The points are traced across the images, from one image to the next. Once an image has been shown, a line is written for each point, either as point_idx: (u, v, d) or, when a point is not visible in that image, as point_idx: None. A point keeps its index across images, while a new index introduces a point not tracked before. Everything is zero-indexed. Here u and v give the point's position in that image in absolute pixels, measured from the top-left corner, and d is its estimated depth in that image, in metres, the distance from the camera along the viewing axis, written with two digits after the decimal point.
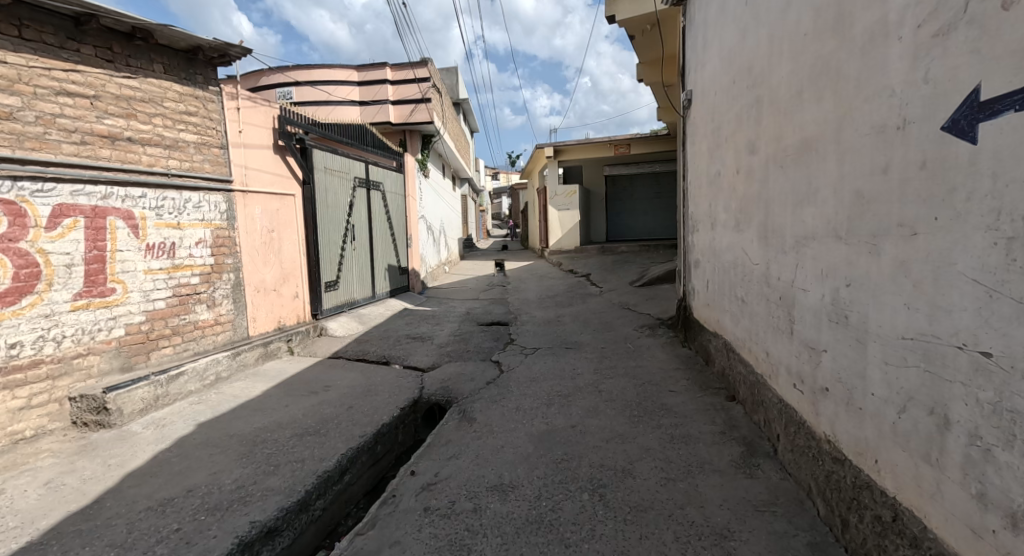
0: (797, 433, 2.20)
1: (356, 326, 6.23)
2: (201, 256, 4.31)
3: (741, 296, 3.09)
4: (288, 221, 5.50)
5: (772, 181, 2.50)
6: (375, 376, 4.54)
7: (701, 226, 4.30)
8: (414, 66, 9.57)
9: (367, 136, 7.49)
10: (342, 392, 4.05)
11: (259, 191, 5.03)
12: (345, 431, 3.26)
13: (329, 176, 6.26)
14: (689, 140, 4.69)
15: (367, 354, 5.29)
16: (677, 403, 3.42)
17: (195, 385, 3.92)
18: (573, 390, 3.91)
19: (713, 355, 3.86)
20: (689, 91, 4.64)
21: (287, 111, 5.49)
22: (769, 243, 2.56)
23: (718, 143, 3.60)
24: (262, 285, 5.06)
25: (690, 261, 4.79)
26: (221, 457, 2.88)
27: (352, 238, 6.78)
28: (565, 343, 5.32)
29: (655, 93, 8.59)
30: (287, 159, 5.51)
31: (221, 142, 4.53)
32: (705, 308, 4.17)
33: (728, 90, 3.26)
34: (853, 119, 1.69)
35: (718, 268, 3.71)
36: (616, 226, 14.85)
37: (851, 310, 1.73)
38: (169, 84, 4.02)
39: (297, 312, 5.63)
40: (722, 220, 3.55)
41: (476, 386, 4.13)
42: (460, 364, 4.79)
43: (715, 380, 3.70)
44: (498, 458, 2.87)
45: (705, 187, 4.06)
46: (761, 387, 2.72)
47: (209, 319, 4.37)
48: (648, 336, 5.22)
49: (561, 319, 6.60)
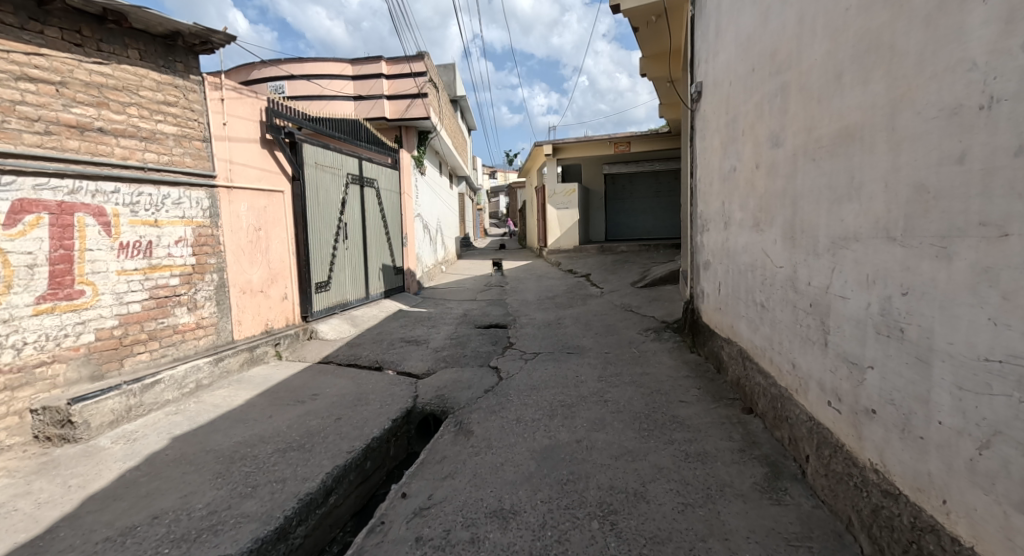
0: (832, 457, 1.97)
1: (347, 328, 5.98)
2: (181, 256, 4.05)
3: (761, 301, 2.86)
4: (276, 219, 5.25)
5: (801, 177, 2.27)
6: (366, 383, 4.28)
7: (711, 226, 4.07)
8: (411, 60, 9.38)
9: (361, 131, 7.23)
10: (331, 402, 3.79)
11: (244, 187, 4.78)
12: (332, 447, 3.00)
13: (321, 172, 6.01)
14: (699, 135, 4.45)
15: (360, 359, 5.03)
16: (689, 416, 3.18)
17: (173, 394, 3.67)
18: (577, 400, 3.67)
19: (726, 363, 3.63)
20: (697, 83, 4.40)
21: (275, 103, 5.24)
22: (797, 244, 2.33)
23: (733, 138, 3.36)
24: (248, 286, 4.80)
25: (699, 262, 4.56)
26: (195, 477, 2.62)
27: (345, 237, 6.53)
28: (567, 348, 5.08)
29: (658, 88, 8.37)
30: (276, 154, 5.26)
31: (204, 135, 4.27)
32: (716, 312, 3.93)
33: (746, 79, 3.02)
34: (913, 101, 1.46)
35: (732, 270, 3.47)
36: (616, 225, 14.63)
37: (907, 322, 1.51)
38: (146, 72, 3.76)
39: (287, 314, 5.38)
40: (737, 219, 3.32)
41: (473, 395, 3.88)
42: (457, 370, 4.54)
43: (728, 389, 3.47)
44: (497, 478, 2.63)
45: (717, 184, 3.83)
46: (786, 401, 2.50)
47: (190, 323, 4.11)
48: (654, 341, 4.98)
49: (562, 321, 6.35)
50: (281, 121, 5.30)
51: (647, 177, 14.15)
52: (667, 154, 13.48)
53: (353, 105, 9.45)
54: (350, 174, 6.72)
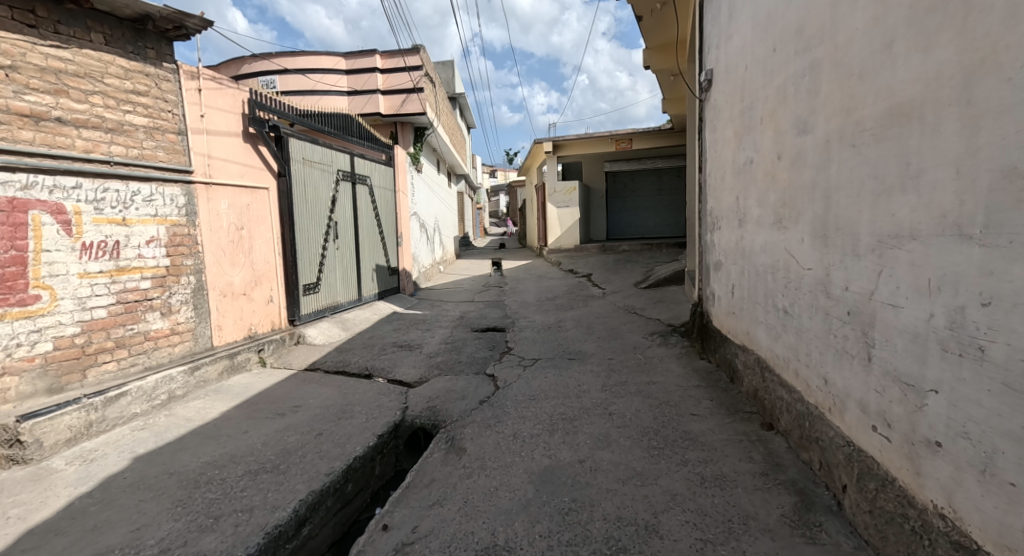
0: (878, 492, 1.70)
1: (338, 333, 5.70)
2: (153, 257, 3.77)
3: (784, 307, 2.57)
4: (260, 218, 4.97)
5: (835, 167, 1.99)
6: (353, 393, 3.99)
7: (724, 223, 3.78)
8: (405, 54, 9.13)
9: (353, 126, 6.94)
10: (313, 414, 3.50)
11: (225, 183, 4.50)
12: (308, 468, 2.72)
13: (310, 168, 5.73)
14: (709, 127, 4.16)
15: (348, 366, 4.75)
16: (702, 432, 2.90)
17: (142, 407, 3.39)
18: (579, 413, 3.38)
19: (740, 372, 3.36)
20: (707, 71, 4.11)
21: (258, 95, 4.96)
22: (830, 243, 2.05)
23: (750, 127, 3.07)
24: (229, 289, 4.53)
25: (709, 263, 4.28)
26: (151, 506, 2.34)
27: (335, 237, 6.25)
28: (568, 354, 4.78)
29: (662, 81, 8.10)
30: (260, 149, 4.99)
31: (179, 127, 4.00)
32: (730, 317, 3.65)
33: (766, 61, 2.74)
34: (998, 66, 1.19)
35: (748, 272, 3.18)
36: (617, 224, 14.36)
37: (987, 340, 1.24)
38: (112, 58, 3.50)
39: (272, 318, 5.10)
40: (754, 215, 3.04)
41: (467, 407, 3.60)
42: (451, 379, 4.25)
43: (744, 402, 3.19)
44: (490, 507, 2.34)
45: (730, 179, 3.54)
46: (815, 420, 2.21)
47: (163, 329, 3.84)
48: (661, 346, 4.69)
49: (563, 324, 6.06)
50: (265, 114, 5.03)
51: (648, 175, 13.86)
52: (670, 151, 13.20)
53: (346, 101, 9.17)
54: (341, 171, 6.44)
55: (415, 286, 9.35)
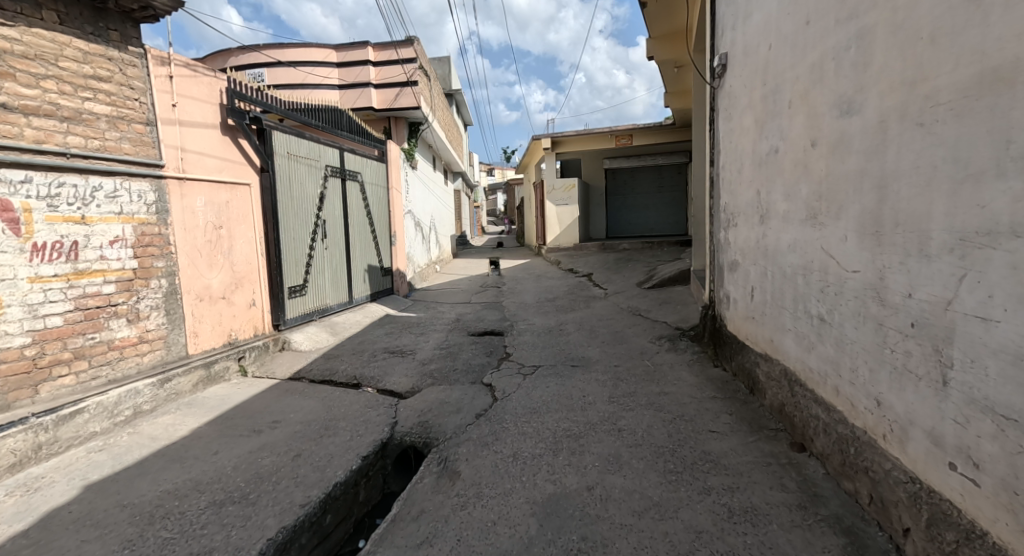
0: (961, 546, 1.40)
1: (326, 338, 5.38)
2: (118, 259, 3.46)
3: (819, 314, 2.27)
4: (240, 216, 4.65)
5: (892, 151, 1.69)
6: (338, 406, 3.67)
7: (741, 219, 3.48)
8: (398, 46, 8.85)
9: (343, 120, 6.61)
10: (291, 432, 3.18)
11: (201, 179, 4.18)
12: (281, 498, 2.40)
13: (295, 164, 5.40)
14: (723, 116, 3.85)
15: (335, 375, 4.43)
16: (724, 453, 2.60)
17: (102, 425, 3.07)
18: (585, 429, 3.08)
19: (762, 383, 3.06)
20: (720, 55, 3.80)
21: (238, 84, 4.64)
22: (885, 242, 1.74)
23: (775, 113, 2.76)
24: (206, 292, 4.21)
25: (723, 263, 3.97)
26: (94, 548, 2.03)
27: (324, 236, 5.93)
28: (571, 360, 4.47)
29: (665, 73, 7.81)
30: (240, 142, 4.67)
31: (146, 117, 3.69)
32: (749, 322, 3.34)
33: (796, 36, 2.44)
34: None
35: (773, 273, 2.88)
36: (617, 222, 14.08)
37: None
38: (68, 39, 3.20)
39: (254, 322, 4.79)
40: (780, 210, 2.74)
41: (462, 423, 3.29)
42: (444, 389, 3.93)
43: (768, 417, 2.89)
44: (488, 547, 2.04)
45: (749, 171, 3.25)
46: (863, 447, 1.91)
47: (130, 338, 3.52)
48: (670, 353, 4.38)
49: (564, 328, 5.74)
50: (245, 104, 4.71)
51: (648, 171, 13.57)
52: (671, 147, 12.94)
53: (338, 95, 8.82)
54: (330, 166, 6.12)
55: (410, 287, 9.03)
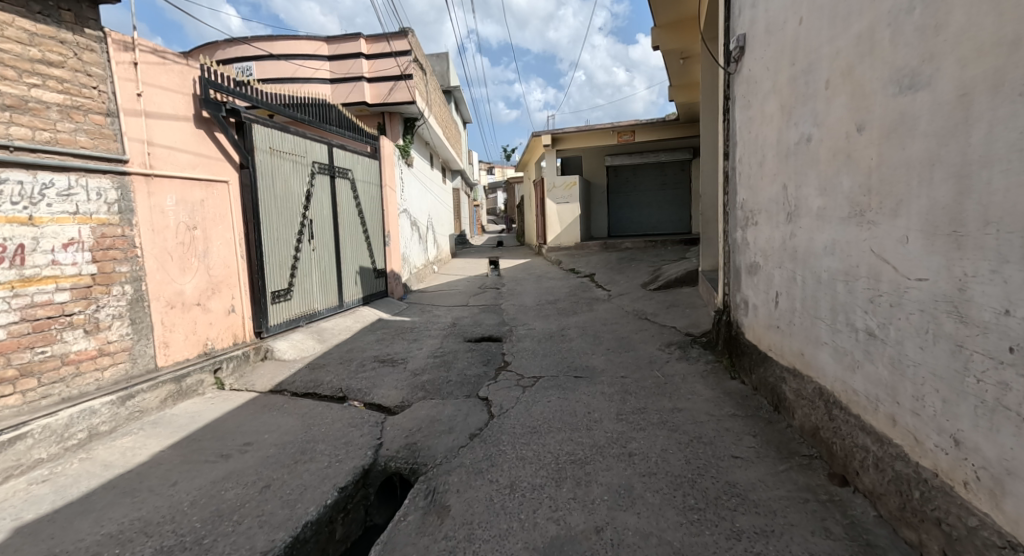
0: None
1: (312, 345, 5.04)
2: (73, 264, 3.14)
3: (867, 327, 1.94)
4: (217, 216, 4.33)
5: (980, 131, 1.36)
6: (319, 424, 3.34)
7: (762, 217, 3.15)
8: (392, 38, 8.51)
9: (332, 114, 6.28)
10: (262, 457, 2.85)
11: (172, 175, 3.85)
12: (240, 544, 2.07)
13: (279, 160, 5.07)
14: (740, 104, 3.52)
15: (319, 387, 4.10)
16: (752, 485, 2.27)
17: (49, 450, 2.75)
18: (592, 454, 2.75)
19: (790, 401, 2.73)
20: (737, 37, 3.47)
21: (213, 73, 4.31)
22: (967, 245, 1.42)
23: (806, 96, 2.43)
24: (178, 299, 3.89)
25: (740, 266, 3.64)
26: None
27: (311, 237, 5.60)
28: (574, 371, 4.14)
29: (670, 65, 7.51)
30: (216, 136, 4.35)
31: (107, 107, 3.37)
32: (772, 332, 3.01)
33: (835, 3, 2.11)
34: None
35: (803, 278, 2.54)
36: (619, 221, 13.77)
37: None
38: (12, 19, 2.88)
39: (233, 330, 4.47)
40: (812, 206, 2.41)
41: (453, 445, 2.96)
42: (436, 405, 3.60)
43: (798, 440, 2.55)
44: None
45: (773, 162, 2.92)
46: (932, 492, 1.58)
47: (88, 350, 3.21)
48: (681, 362, 4.05)
49: (567, 333, 5.40)
50: (222, 95, 4.39)
51: (651, 169, 13.26)
52: (674, 143, 12.63)
53: (330, 89, 8.51)
54: (318, 163, 5.79)
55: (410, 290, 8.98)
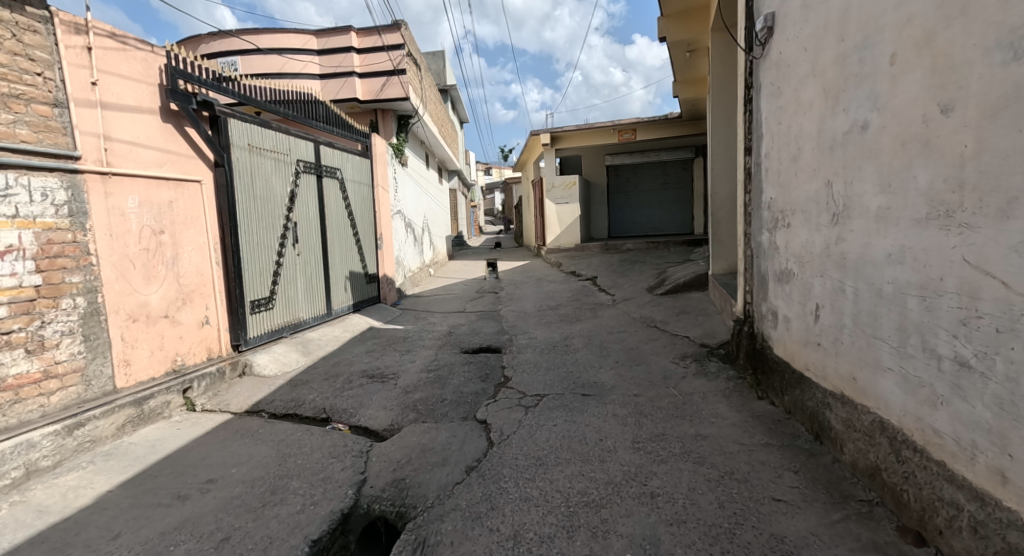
0: None
1: (296, 359, 4.65)
2: (12, 274, 2.76)
3: (956, 356, 1.58)
4: (188, 219, 3.94)
5: None
6: (296, 454, 2.95)
7: (796, 217, 2.78)
8: (383, 30, 8.11)
9: (318, 109, 5.88)
10: (225, 498, 2.45)
11: (134, 174, 3.47)
12: None
13: (258, 157, 4.68)
14: (768, 92, 3.15)
15: (300, 407, 3.71)
16: (806, 541, 1.89)
17: None
18: (608, 494, 2.36)
19: (836, 431, 2.36)
20: (764, 16, 3.09)
21: (183, 62, 3.92)
22: None
23: (861, 76, 2.06)
24: (142, 311, 3.50)
25: (767, 272, 3.27)
26: None
27: (295, 241, 5.21)
28: (581, 388, 3.75)
29: (676, 58, 7.16)
30: (186, 132, 3.96)
31: (54, 97, 2.98)
32: (810, 349, 2.64)
33: None
34: None
35: (855, 292, 2.17)
36: (619, 222, 13.42)
37: None
38: None
39: (206, 343, 4.07)
40: (869, 206, 2.04)
41: (447, 482, 2.57)
42: (429, 430, 3.22)
43: (850, 480, 2.18)
44: None
45: (813, 156, 2.54)
46: None
47: (30, 373, 2.82)
48: (700, 378, 3.67)
49: (571, 343, 5.02)
50: (192, 86, 4.00)
51: (652, 168, 12.93)
52: (676, 142, 12.29)
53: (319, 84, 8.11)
54: (303, 161, 5.39)
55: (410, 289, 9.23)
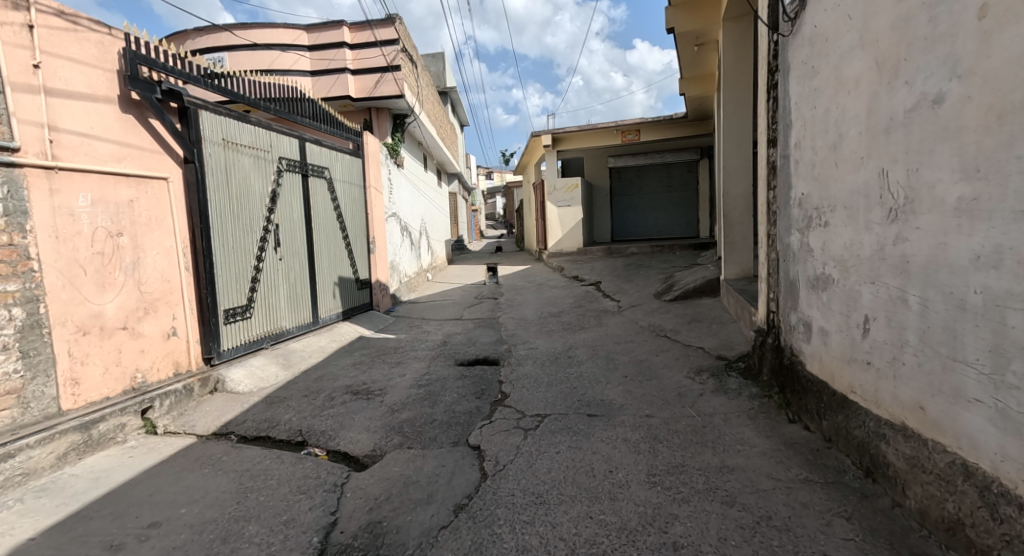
0: None
1: (274, 373, 4.26)
2: None
3: None
4: (152, 220, 3.57)
5: None
6: (258, 488, 2.55)
7: (837, 214, 2.39)
8: (377, 26, 7.78)
9: (305, 104, 5.52)
10: (166, 549, 2.06)
11: (86, 168, 3.09)
12: None
13: (234, 153, 4.31)
14: (799, 73, 2.76)
15: (273, 429, 3.32)
16: None
17: None
18: (621, 545, 1.97)
19: (895, 470, 1.96)
20: None
21: (147, 47, 3.57)
22: None
23: (933, 39, 1.68)
24: (94, 322, 3.12)
25: (798, 277, 2.87)
26: None
27: (277, 245, 4.83)
28: (586, 407, 3.35)
29: (684, 53, 6.81)
30: (149, 124, 3.59)
31: None
32: (857, 369, 2.24)
33: None
34: None
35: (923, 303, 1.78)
36: (622, 225, 13.05)
37: None
38: None
39: (172, 357, 3.68)
40: (945, 198, 1.65)
41: (430, 527, 2.17)
42: (413, 458, 2.82)
43: (920, 534, 1.80)
44: None
45: (861, 141, 2.16)
46: None
47: None
48: (720, 397, 3.27)
49: (575, 354, 4.62)
50: (158, 74, 3.64)
51: (657, 170, 12.54)
52: (682, 142, 11.91)
53: (311, 82, 7.78)
54: (286, 159, 5.03)
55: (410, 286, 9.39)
